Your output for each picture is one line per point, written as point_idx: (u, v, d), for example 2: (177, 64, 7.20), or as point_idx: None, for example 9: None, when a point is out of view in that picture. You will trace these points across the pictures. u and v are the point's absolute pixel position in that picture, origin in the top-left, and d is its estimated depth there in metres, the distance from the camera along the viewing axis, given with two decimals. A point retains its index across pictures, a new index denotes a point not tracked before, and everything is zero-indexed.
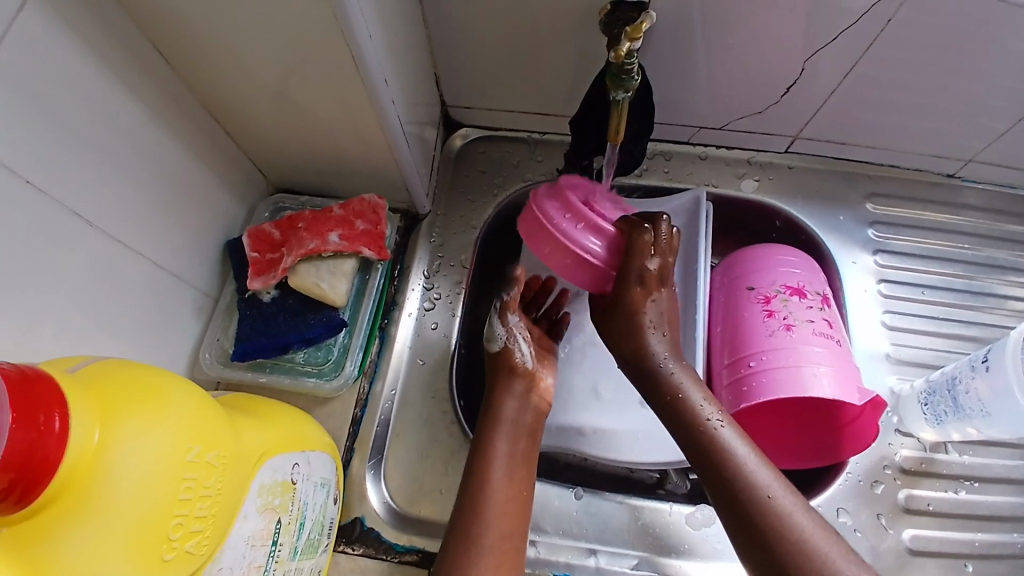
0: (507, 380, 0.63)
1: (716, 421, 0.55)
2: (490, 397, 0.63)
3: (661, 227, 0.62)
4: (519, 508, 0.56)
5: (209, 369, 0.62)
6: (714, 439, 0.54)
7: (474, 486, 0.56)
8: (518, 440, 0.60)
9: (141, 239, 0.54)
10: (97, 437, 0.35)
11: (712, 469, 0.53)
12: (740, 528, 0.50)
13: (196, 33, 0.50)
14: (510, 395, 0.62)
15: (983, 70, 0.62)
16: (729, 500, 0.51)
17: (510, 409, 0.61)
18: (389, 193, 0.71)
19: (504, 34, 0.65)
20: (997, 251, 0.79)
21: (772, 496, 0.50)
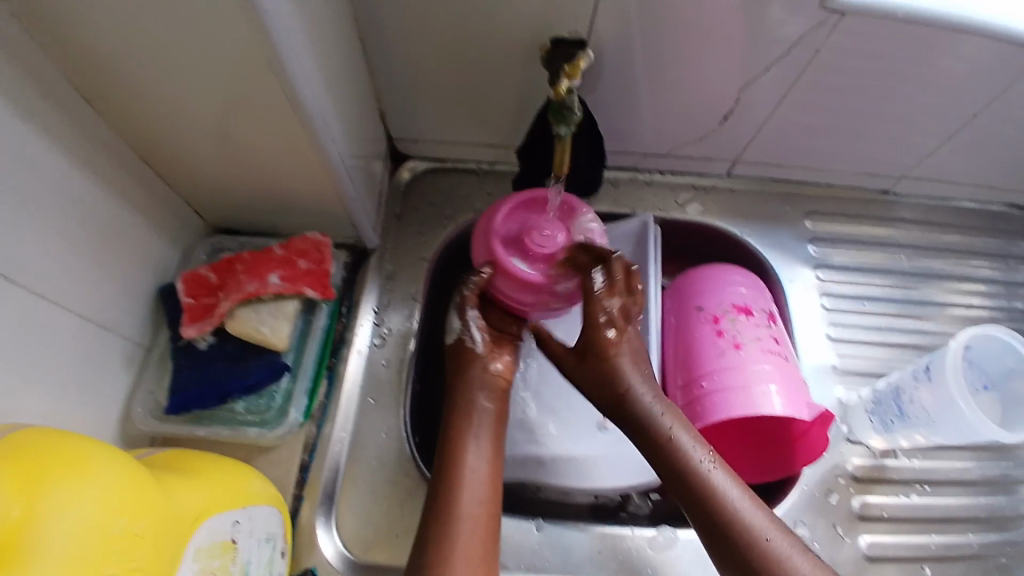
0: (472, 371, 0.60)
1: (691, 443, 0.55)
2: (456, 397, 0.59)
3: (615, 268, 0.60)
4: (490, 508, 0.54)
5: (141, 424, 0.59)
6: (689, 462, 0.54)
7: (445, 493, 0.53)
8: (493, 434, 0.58)
9: (66, 289, 0.51)
10: (10, 513, 0.32)
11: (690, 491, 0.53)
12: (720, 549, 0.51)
13: (119, 71, 0.48)
14: (484, 386, 0.60)
15: (907, 90, 0.65)
16: (701, 517, 0.53)
17: (487, 405, 0.59)
18: (334, 230, 0.69)
19: (447, 67, 0.65)
20: (932, 262, 0.83)
21: (748, 518, 0.51)
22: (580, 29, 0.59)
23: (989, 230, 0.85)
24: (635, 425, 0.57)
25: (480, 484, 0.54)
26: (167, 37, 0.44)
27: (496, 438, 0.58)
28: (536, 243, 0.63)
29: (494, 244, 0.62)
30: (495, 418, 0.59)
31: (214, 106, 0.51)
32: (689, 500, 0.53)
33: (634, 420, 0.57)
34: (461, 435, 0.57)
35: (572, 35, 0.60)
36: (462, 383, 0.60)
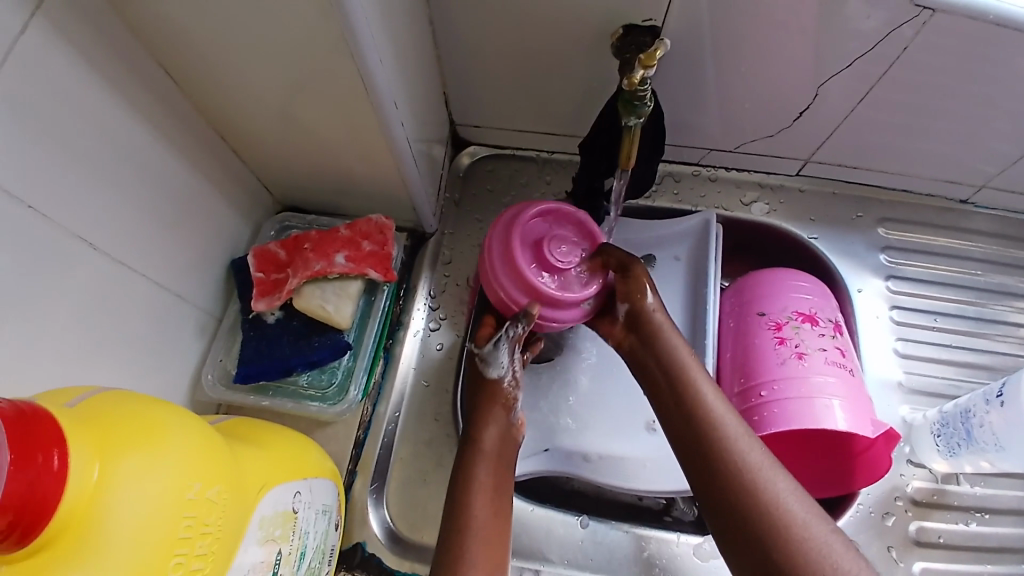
0: (469, 482, 0.56)
1: (713, 400, 0.53)
2: (470, 425, 0.59)
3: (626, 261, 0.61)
4: (499, 556, 0.53)
5: (210, 390, 0.62)
6: (707, 417, 0.52)
7: (462, 524, 0.53)
8: (490, 550, 0.53)
9: (142, 257, 0.53)
10: (97, 474, 0.35)
11: (703, 447, 0.51)
12: (724, 509, 0.47)
13: (200, 51, 0.50)
14: (482, 493, 0.55)
15: (998, 95, 0.61)
16: (721, 490, 0.48)
17: (482, 517, 0.54)
18: (395, 212, 0.70)
19: (514, 53, 0.65)
20: (1009, 279, 0.78)
21: (762, 475, 0.48)
22: (655, 17, 0.57)
23: None
24: (653, 369, 0.57)
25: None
26: (248, 19, 0.45)
27: (495, 557, 0.53)
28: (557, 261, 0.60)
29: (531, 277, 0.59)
30: (493, 530, 0.54)
31: (284, 86, 0.52)
32: (710, 473, 0.49)
33: (652, 364, 0.57)
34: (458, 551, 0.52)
35: (646, 23, 0.58)
36: (477, 417, 0.60)
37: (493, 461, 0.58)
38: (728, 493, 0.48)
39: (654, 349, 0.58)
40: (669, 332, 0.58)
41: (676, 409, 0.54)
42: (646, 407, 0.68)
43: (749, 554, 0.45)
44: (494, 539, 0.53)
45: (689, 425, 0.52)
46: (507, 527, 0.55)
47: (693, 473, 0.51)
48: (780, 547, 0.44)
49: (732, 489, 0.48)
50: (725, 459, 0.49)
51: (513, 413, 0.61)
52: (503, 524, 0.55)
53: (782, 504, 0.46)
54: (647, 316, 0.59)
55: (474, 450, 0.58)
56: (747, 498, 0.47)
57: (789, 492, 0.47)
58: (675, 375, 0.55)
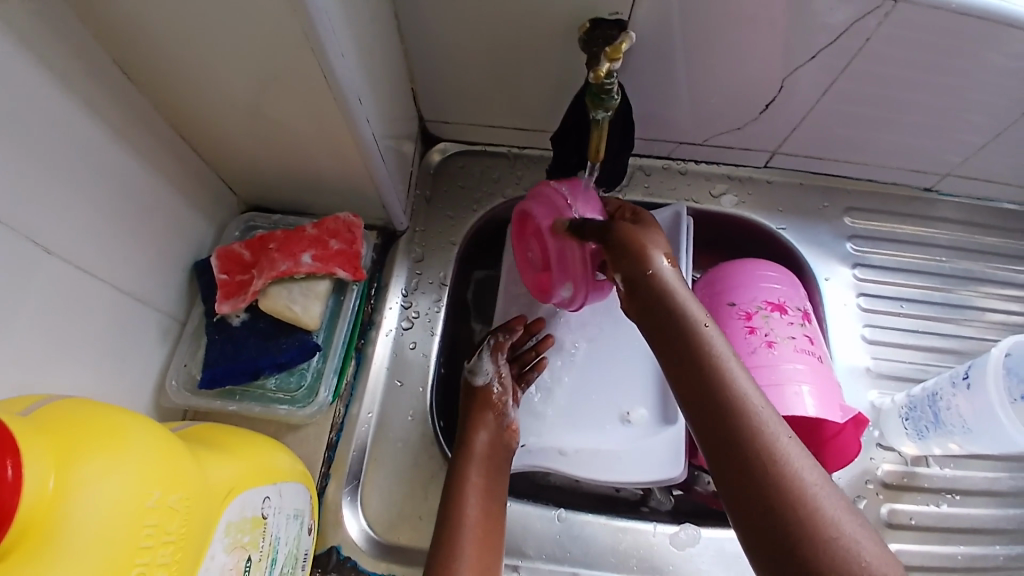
0: (461, 486, 0.58)
1: (736, 374, 0.45)
2: (464, 428, 0.62)
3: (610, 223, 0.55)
4: (493, 554, 0.55)
5: (175, 396, 0.60)
6: (727, 391, 0.44)
7: (454, 523, 0.55)
8: (480, 552, 0.54)
9: (102, 261, 0.51)
10: (51, 484, 0.33)
11: (720, 425, 0.44)
12: (742, 495, 0.41)
13: (157, 46, 0.48)
14: (474, 495, 0.57)
15: (959, 85, 0.62)
16: (741, 477, 0.41)
17: (472, 519, 0.56)
18: (365, 210, 0.69)
19: (483, 48, 0.64)
20: (973, 264, 0.80)
21: (791, 467, 0.41)
22: (621, 11, 0.57)
23: None
24: (661, 328, 0.50)
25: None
26: (207, 12, 0.44)
27: (485, 558, 0.54)
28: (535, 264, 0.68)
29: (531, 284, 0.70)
30: (483, 531, 0.56)
31: (244, 81, 0.51)
32: (727, 454, 0.43)
33: (660, 323, 0.50)
34: (449, 552, 0.53)
35: (613, 17, 0.58)
36: (470, 419, 0.63)
37: (485, 464, 0.60)
38: (752, 477, 0.41)
39: (663, 306, 0.50)
40: (678, 289, 0.51)
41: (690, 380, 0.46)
42: (622, 397, 0.67)
43: (771, 549, 0.39)
44: (485, 540, 0.55)
45: (706, 399, 0.45)
46: (498, 529, 0.57)
47: (710, 454, 0.44)
48: (811, 546, 0.38)
49: (753, 476, 0.41)
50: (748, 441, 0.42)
51: (504, 417, 0.63)
52: (497, 523, 0.57)
53: (810, 495, 0.40)
54: (650, 273, 0.51)
55: (466, 455, 0.60)
56: (771, 485, 0.40)
57: (818, 485, 0.40)
58: (686, 336, 0.48)
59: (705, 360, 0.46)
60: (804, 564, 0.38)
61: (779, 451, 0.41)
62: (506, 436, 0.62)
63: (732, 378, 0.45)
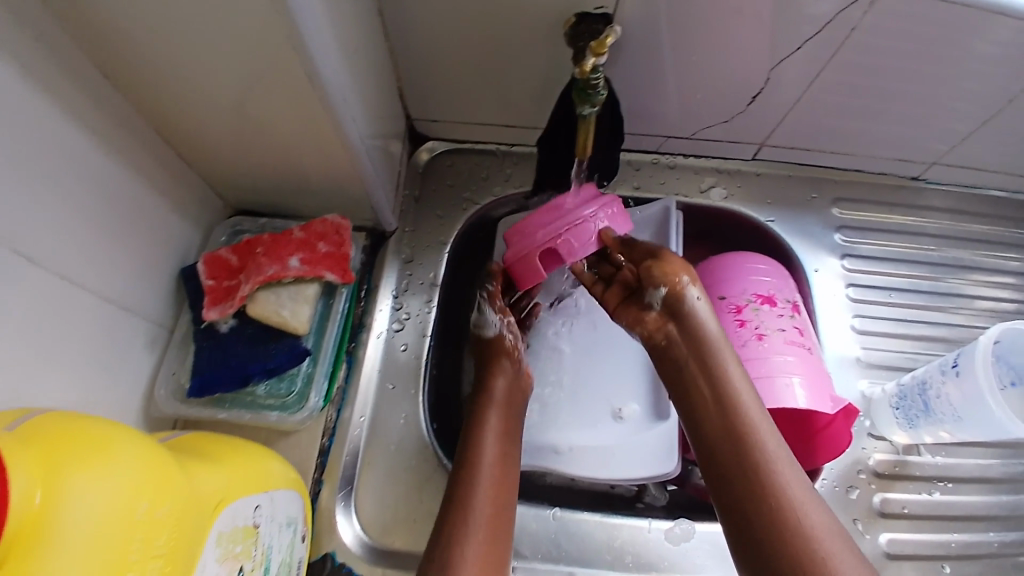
0: (481, 427, 0.59)
1: (750, 407, 0.52)
2: (482, 374, 0.64)
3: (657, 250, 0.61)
4: (503, 486, 0.55)
5: (164, 404, 0.59)
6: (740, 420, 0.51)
7: (469, 460, 0.56)
8: (497, 491, 0.55)
9: (87, 269, 0.51)
10: (38, 500, 0.33)
11: (732, 447, 0.50)
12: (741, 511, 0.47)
13: (138, 50, 0.47)
14: (490, 437, 0.58)
15: (945, 73, 0.63)
16: (743, 494, 0.48)
17: (489, 456, 0.57)
18: (353, 212, 0.69)
19: (469, 45, 0.64)
20: (962, 252, 0.81)
21: (790, 493, 0.47)
22: (607, 5, 0.57)
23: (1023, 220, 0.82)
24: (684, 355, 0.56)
25: (478, 542, 0.51)
26: (187, 14, 0.43)
27: (501, 494, 0.55)
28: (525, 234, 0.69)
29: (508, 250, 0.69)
30: (501, 469, 0.56)
31: (228, 85, 0.50)
32: (732, 473, 0.49)
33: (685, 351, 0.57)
34: (466, 483, 0.54)
35: (598, 11, 0.58)
36: (489, 363, 0.64)
37: (503, 410, 0.61)
38: (754, 494, 0.47)
39: (691, 337, 0.57)
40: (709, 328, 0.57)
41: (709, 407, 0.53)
42: (614, 394, 0.68)
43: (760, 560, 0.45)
44: (499, 475, 0.56)
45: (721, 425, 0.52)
46: (514, 471, 0.57)
47: (717, 471, 0.50)
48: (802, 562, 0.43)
49: (755, 495, 0.47)
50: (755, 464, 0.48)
51: (519, 364, 0.65)
52: (509, 468, 0.57)
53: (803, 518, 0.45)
54: (687, 308, 0.58)
55: (486, 399, 0.61)
56: (773, 511, 0.46)
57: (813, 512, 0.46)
58: (709, 365, 0.55)
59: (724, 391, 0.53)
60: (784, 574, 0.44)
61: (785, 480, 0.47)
62: (523, 383, 0.64)
63: (746, 409, 0.52)
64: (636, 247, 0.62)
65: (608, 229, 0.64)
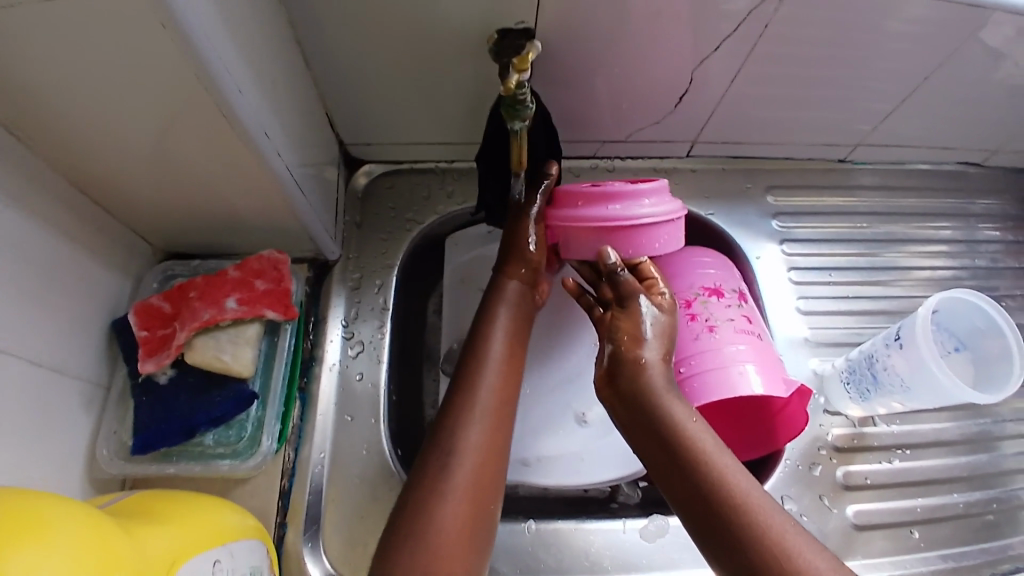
0: (489, 322, 0.61)
1: (697, 432, 0.52)
2: (496, 275, 0.65)
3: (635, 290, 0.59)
4: (505, 402, 0.57)
5: (109, 465, 0.56)
6: (691, 448, 0.51)
7: (475, 354, 0.59)
8: (503, 381, 0.58)
9: (8, 333, 0.48)
10: None
11: (689, 477, 0.50)
12: (716, 534, 0.48)
13: (40, 101, 0.45)
14: (500, 331, 0.61)
15: (857, 57, 0.65)
16: (715, 520, 0.48)
17: (497, 352, 0.59)
18: (293, 244, 0.67)
19: (394, 67, 0.63)
20: (893, 227, 0.84)
21: (755, 507, 0.48)
22: (527, 20, 0.58)
23: (944, 190, 0.86)
24: (641, 423, 0.53)
25: (482, 428, 0.54)
26: (91, 59, 0.42)
27: (506, 385, 0.58)
28: (592, 200, 0.61)
29: (567, 202, 0.63)
30: (506, 364, 0.59)
31: (144, 129, 0.48)
32: (699, 501, 0.49)
33: (642, 419, 0.53)
34: (472, 380, 0.57)
35: (520, 26, 0.59)
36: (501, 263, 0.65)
37: (515, 308, 0.63)
38: (722, 521, 0.48)
39: (632, 398, 0.54)
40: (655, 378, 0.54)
41: (656, 444, 0.52)
42: (576, 398, 0.68)
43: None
44: (503, 371, 0.59)
45: (675, 462, 0.51)
46: (519, 366, 0.60)
47: (682, 500, 0.50)
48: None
49: (722, 517, 0.48)
50: (714, 490, 0.49)
51: (537, 275, 0.66)
52: (514, 375, 0.59)
53: (773, 532, 0.46)
54: (629, 363, 0.55)
55: (496, 297, 0.63)
56: (744, 531, 0.47)
57: (782, 521, 0.47)
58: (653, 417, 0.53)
59: (669, 427, 0.52)
60: None
61: (746, 499, 0.48)
62: (535, 286, 0.66)
63: (695, 437, 0.51)
64: (616, 280, 0.60)
65: (657, 250, 0.62)
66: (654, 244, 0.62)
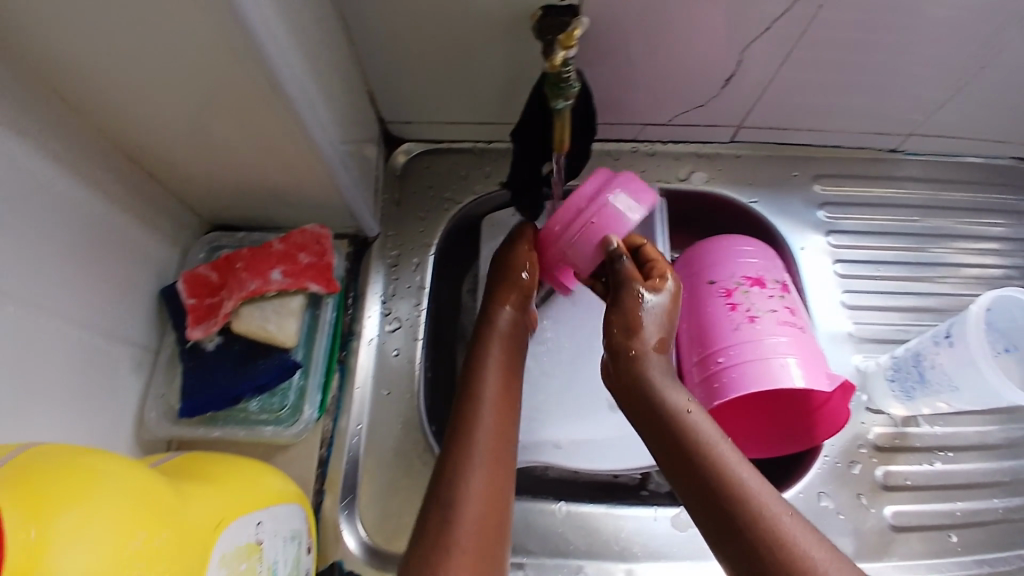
0: (483, 354, 0.58)
1: (698, 420, 0.50)
2: (488, 304, 0.63)
3: (629, 274, 0.56)
4: (503, 443, 0.52)
5: (156, 428, 0.58)
6: (692, 436, 0.49)
7: (469, 385, 0.56)
8: (499, 422, 0.53)
9: (62, 298, 0.50)
10: (33, 535, 0.32)
11: (690, 468, 0.48)
12: (720, 528, 0.45)
13: (96, 72, 0.46)
14: (493, 366, 0.57)
15: (915, 43, 0.63)
16: (716, 513, 0.46)
17: (490, 384, 0.56)
18: (333, 220, 0.68)
19: (437, 45, 0.63)
20: (944, 221, 0.81)
21: (756, 499, 0.45)
22: None
23: (1000, 183, 0.83)
24: (645, 412, 0.52)
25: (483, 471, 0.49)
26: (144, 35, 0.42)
27: (503, 423, 0.54)
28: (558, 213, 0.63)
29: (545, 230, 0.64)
30: (501, 402, 0.55)
31: (194, 104, 0.49)
32: (701, 494, 0.47)
33: (645, 407, 0.52)
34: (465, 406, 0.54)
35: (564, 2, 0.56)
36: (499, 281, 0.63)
37: (506, 342, 0.60)
38: (723, 514, 0.45)
39: (636, 385, 0.53)
40: (654, 368, 0.53)
41: (657, 433, 0.51)
42: None
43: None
44: (501, 409, 0.54)
45: (675, 453, 0.49)
46: (516, 402, 0.56)
47: (685, 492, 0.48)
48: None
49: (724, 508, 0.46)
50: (716, 483, 0.46)
51: (529, 304, 0.64)
52: (510, 410, 0.55)
53: (776, 523, 0.44)
54: (631, 354, 0.53)
55: (489, 331, 0.60)
56: (746, 521, 0.44)
57: (784, 513, 0.44)
58: (654, 405, 0.51)
59: (669, 415, 0.51)
60: None
61: (746, 488, 0.46)
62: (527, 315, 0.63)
63: (695, 425, 0.50)
64: (614, 269, 0.57)
65: (636, 209, 0.60)
66: (629, 209, 0.60)
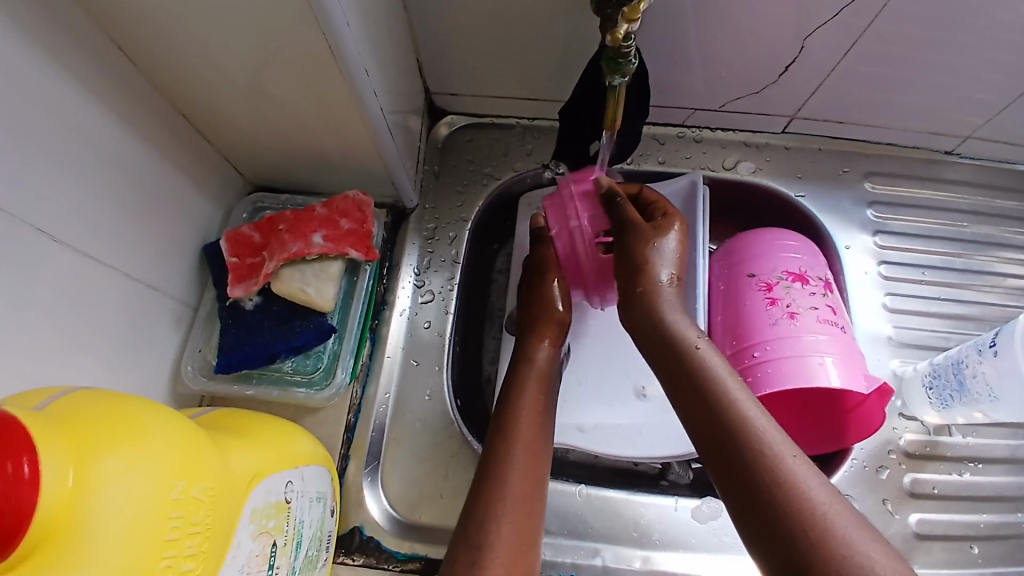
0: (519, 391, 0.55)
1: (713, 359, 0.47)
2: (523, 342, 0.61)
3: (631, 217, 0.55)
4: (534, 480, 0.50)
5: (192, 382, 0.60)
6: (704, 371, 0.46)
7: (500, 419, 0.53)
8: (529, 461, 0.50)
9: (111, 249, 0.50)
10: (72, 479, 0.33)
11: (699, 404, 0.45)
12: (724, 466, 0.42)
13: (153, 25, 0.46)
14: (528, 404, 0.54)
15: (985, 43, 0.60)
16: (722, 452, 0.43)
17: (524, 417, 0.53)
18: (374, 188, 0.68)
19: (489, 17, 0.62)
20: (996, 229, 0.78)
21: (765, 439, 0.42)
22: None
23: None
24: (658, 349, 0.50)
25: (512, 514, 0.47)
26: None
27: (536, 463, 0.51)
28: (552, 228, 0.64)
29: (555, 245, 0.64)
30: (532, 441, 0.52)
31: (247, 61, 0.49)
32: (708, 430, 0.44)
33: (658, 345, 0.50)
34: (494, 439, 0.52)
35: None
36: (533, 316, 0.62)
37: (542, 378, 0.57)
38: (728, 452, 0.42)
39: (651, 323, 0.51)
40: (670, 306, 0.51)
41: (671, 368, 0.48)
42: (639, 371, 0.68)
43: (749, 516, 0.39)
44: (535, 422, 0.53)
45: (687, 391, 0.46)
46: (549, 438, 0.54)
47: (693, 430, 0.45)
48: (812, 559, 0.36)
49: (730, 445, 0.42)
50: (726, 422, 0.43)
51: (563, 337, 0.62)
52: (543, 448, 0.52)
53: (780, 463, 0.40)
54: (643, 291, 0.51)
55: (525, 365, 0.58)
56: (751, 459, 0.41)
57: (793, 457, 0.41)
58: (669, 341, 0.49)
59: (683, 352, 0.48)
60: (774, 527, 0.38)
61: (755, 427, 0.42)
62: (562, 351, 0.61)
63: (709, 363, 0.47)
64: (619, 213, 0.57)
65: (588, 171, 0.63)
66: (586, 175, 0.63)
